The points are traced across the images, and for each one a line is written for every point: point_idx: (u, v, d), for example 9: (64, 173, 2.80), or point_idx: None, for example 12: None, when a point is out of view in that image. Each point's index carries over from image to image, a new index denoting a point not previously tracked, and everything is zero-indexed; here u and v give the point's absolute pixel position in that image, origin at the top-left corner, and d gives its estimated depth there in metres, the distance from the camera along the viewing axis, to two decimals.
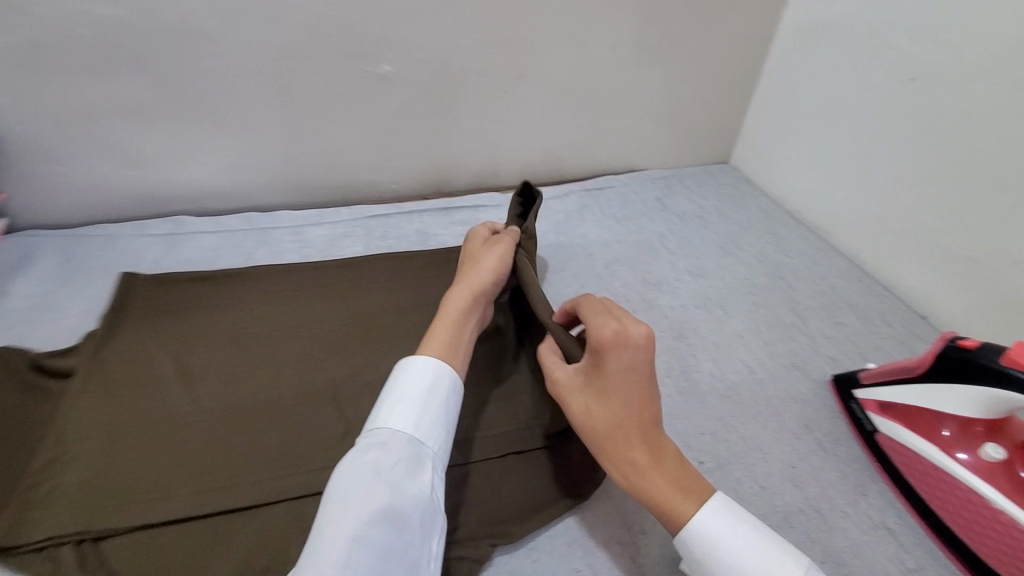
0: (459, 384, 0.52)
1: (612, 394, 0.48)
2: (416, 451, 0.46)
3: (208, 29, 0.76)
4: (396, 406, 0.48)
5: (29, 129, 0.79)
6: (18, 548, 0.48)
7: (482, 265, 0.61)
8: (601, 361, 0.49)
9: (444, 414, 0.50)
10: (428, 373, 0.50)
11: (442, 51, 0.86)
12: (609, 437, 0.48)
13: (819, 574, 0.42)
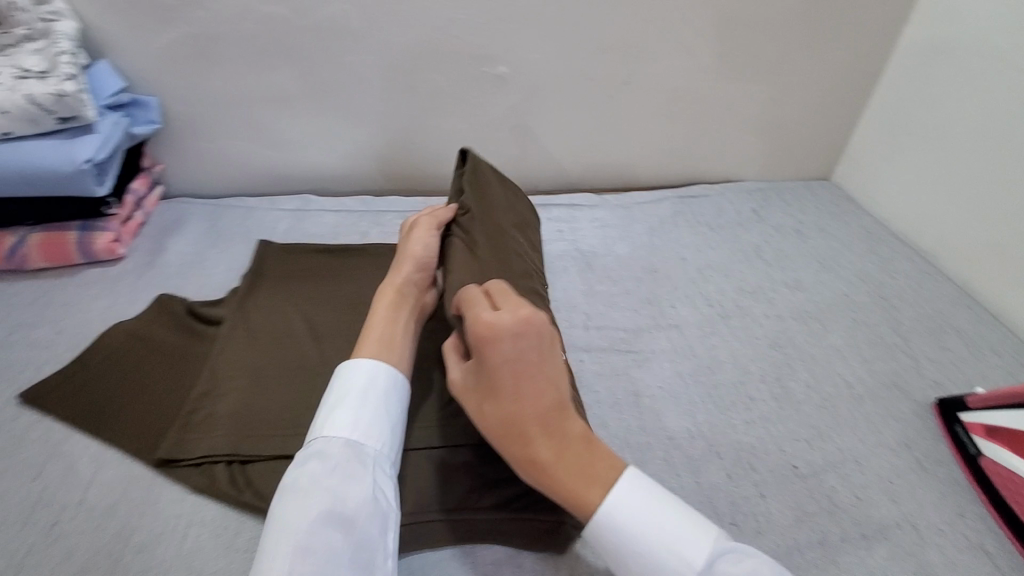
0: (395, 382, 0.55)
1: (499, 389, 0.46)
2: (358, 453, 0.48)
3: (351, 29, 0.84)
4: (333, 414, 0.50)
5: (193, 110, 0.91)
6: (182, 462, 0.55)
7: (396, 266, 0.64)
8: (484, 355, 0.47)
9: (382, 413, 0.52)
10: (361, 379, 0.53)
11: (555, 55, 0.91)
12: (506, 436, 0.47)
13: (721, 543, 0.44)
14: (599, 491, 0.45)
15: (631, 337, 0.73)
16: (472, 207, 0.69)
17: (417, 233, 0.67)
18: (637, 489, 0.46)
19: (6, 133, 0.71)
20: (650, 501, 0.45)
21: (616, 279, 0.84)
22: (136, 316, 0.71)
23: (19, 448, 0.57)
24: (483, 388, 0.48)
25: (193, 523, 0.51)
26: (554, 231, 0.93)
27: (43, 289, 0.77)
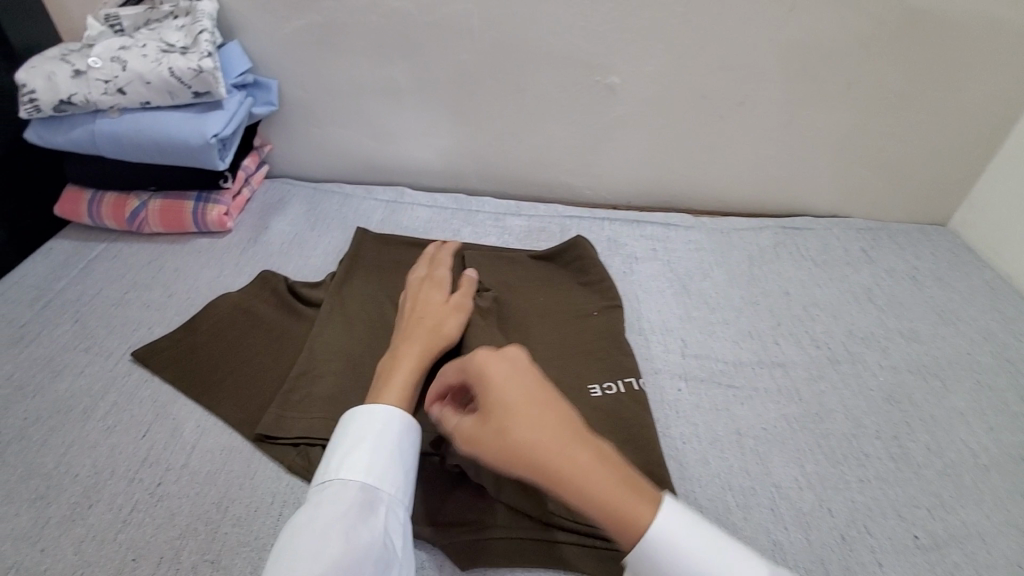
0: (414, 425, 0.51)
1: (512, 403, 0.40)
2: (371, 497, 0.45)
3: (471, 29, 0.84)
4: (347, 453, 0.47)
5: (307, 96, 0.93)
6: (279, 439, 0.55)
7: (431, 320, 0.60)
8: (485, 378, 0.43)
9: (400, 454, 0.48)
10: (380, 418, 0.49)
11: (670, 70, 0.86)
12: (531, 460, 0.38)
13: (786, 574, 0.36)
14: (650, 502, 0.37)
15: (731, 370, 0.69)
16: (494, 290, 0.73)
17: (459, 300, 0.65)
18: (678, 521, 0.37)
19: (146, 103, 0.74)
20: (693, 535, 0.37)
21: (714, 306, 0.80)
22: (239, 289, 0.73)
23: (129, 404, 0.58)
24: (495, 410, 0.41)
25: (287, 503, 0.51)
26: (648, 249, 0.90)
27: (156, 253, 0.80)
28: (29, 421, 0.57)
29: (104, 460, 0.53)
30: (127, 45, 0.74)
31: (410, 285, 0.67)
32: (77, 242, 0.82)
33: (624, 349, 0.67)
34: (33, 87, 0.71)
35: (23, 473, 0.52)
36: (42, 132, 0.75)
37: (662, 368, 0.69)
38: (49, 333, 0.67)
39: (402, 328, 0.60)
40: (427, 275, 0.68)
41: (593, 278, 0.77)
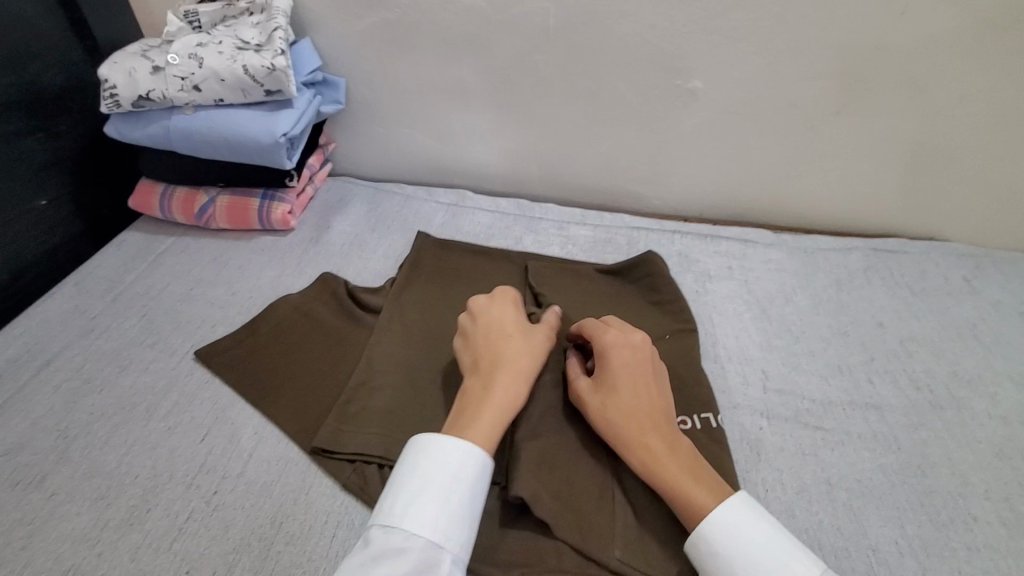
0: (487, 471, 0.47)
1: (621, 385, 0.52)
2: (432, 557, 0.42)
3: (546, 28, 0.80)
4: (412, 501, 0.44)
5: (374, 95, 0.92)
6: (335, 454, 0.53)
7: (520, 342, 0.54)
8: (608, 360, 0.54)
9: (466, 507, 0.44)
10: (450, 464, 0.45)
11: (759, 75, 0.80)
12: (624, 429, 0.50)
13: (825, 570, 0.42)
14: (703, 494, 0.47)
15: (820, 410, 0.64)
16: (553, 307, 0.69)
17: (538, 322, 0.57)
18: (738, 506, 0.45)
19: (219, 100, 0.74)
20: (754, 524, 0.44)
21: (798, 335, 0.73)
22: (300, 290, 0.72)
23: (190, 405, 0.58)
24: (606, 385, 0.52)
25: (340, 524, 0.49)
26: (722, 267, 0.83)
27: (222, 249, 0.81)
28: (94, 415, 0.57)
29: (163, 463, 0.53)
30: (204, 42, 0.74)
31: (478, 299, 0.58)
32: (148, 234, 0.83)
33: (698, 379, 0.62)
34: (114, 83, 0.72)
35: (86, 469, 0.52)
36: (121, 127, 0.76)
37: (741, 403, 0.64)
38: (117, 326, 0.67)
39: (487, 352, 0.53)
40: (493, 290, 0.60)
41: (664, 298, 0.72)
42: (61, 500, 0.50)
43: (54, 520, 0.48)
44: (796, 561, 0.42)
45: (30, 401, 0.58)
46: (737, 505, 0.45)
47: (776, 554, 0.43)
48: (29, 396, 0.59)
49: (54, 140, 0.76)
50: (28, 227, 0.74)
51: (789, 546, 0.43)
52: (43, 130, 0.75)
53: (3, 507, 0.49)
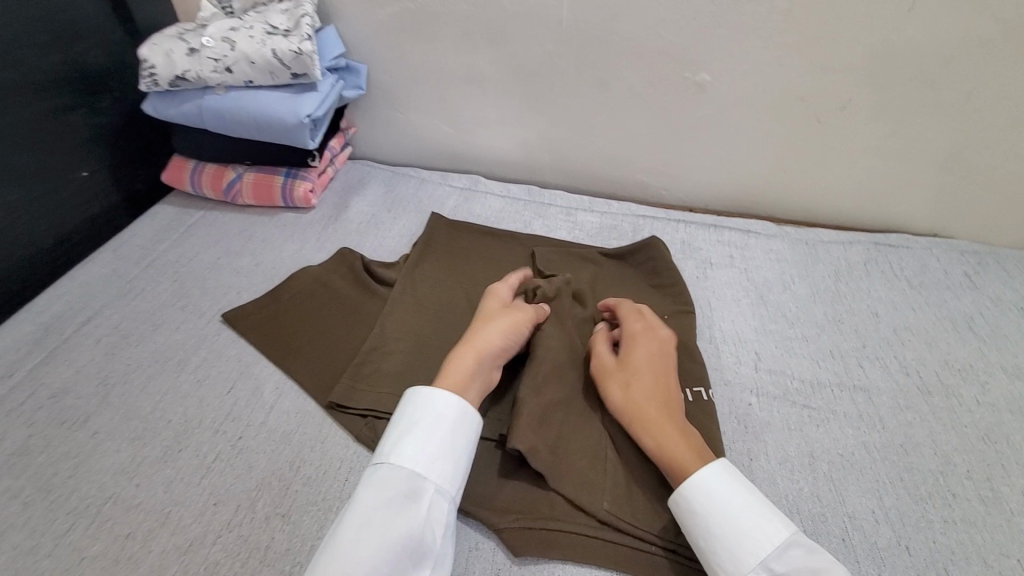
0: (468, 416, 0.51)
1: (645, 371, 0.56)
2: (416, 485, 0.46)
3: (561, 20, 0.84)
4: (399, 438, 0.48)
5: (394, 82, 0.96)
6: (349, 409, 0.58)
7: (483, 327, 0.58)
8: (639, 348, 0.58)
9: (449, 445, 0.49)
10: (432, 408, 0.50)
11: (765, 70, 0.83)
12: (646, 405, 0.54)
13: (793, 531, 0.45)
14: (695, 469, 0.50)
15: (809, 390, 0.67)
16: None
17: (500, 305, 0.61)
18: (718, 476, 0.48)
19: (249, 82, 0.79)
20: (729, 488, 0.47)
21: (793, 321, 0.76)
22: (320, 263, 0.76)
23: (217, 361, 0.63)
24: (631, 369, 0.57)
25: (353, 470, 0.53)
26: (724, 255, 0.87)
27: (247, 224, 0.86)
28: (131, 367, 0.62)
29: (192, 411, 0.57)
30: (236, 26, 0.78)
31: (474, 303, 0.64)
32: (179, 207, 0.88)
33: (692, 357, 0.66)
34: (153, 63, 0.77)
35: (124, 413, 0.57)
36: (157, 105, 0.81)
37: (732, 380, 0.67)
38: (151, 289, 0.72)
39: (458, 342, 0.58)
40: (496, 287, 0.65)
41: (665, 281, 0.76)
42: (102, 439, 0.55)
43: (95, 455, 0.53)
44: (765, 520, 0.45)
45: (73, 352, 0.63)
46: (717, 471, 0.48)
47: (748, 515, 0.46)
48: (72, 348, 0.64)
49: (96, 116, 0.81)
50: (70, 196, 0.79)
51: (761, 507, 0.46)
52: (86, 106, 0.80)
53: (51, 442, 0.54)
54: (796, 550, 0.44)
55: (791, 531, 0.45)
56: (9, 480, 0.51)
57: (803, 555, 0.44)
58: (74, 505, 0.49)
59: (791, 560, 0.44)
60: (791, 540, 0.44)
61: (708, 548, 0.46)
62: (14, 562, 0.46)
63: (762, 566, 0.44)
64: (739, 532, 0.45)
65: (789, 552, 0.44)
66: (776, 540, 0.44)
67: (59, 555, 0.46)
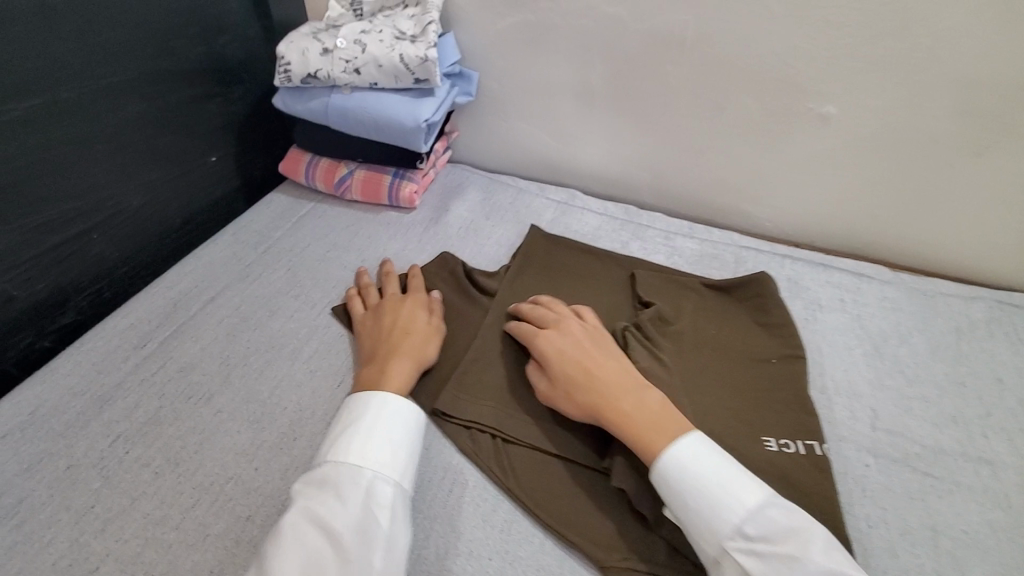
0: (403, 407, 0.53)
1: (569, 375, 0.56)
2: (354, 474, 0.47)
3: (684, 41, 0.81)
4: (334, 439, 0.50)
5: (503, 90, 0.97)
6: (452, 419, 0.59)
7: (418, 338, 0.62)
8: (551, 353, 0.59)
9: (384, 435, 0.50)
10: (366, 406, 0.52)
11: (900, 108, 0.77)
12: (593, 409, 0.54)
13: (769, 495, 0.47)
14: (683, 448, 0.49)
15: (929, 457, 0.63)
16: (657, 314, 0.71)
17: (418, 312, 0.65)
18: (689, 451, 0.49)
19: (373, 84, 0.81)
20: (700, 456, 0.49)
21: (910, 378, 0.72)
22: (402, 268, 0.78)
23: (328, 353, 0.65)
24: (559, 379, 0.57)
25: (456, 483, 0.55)
26: (834, 297, 0.82)
27: (354, 219, 0.88)
28: (250, 350, 0.65)
29: (306, 401, 0.59)
30: (367, 30, 0.81)
31: (389, 301, 0.67)
32: (292, 197, 0.92)
33: (800, 407, 0.63)
34: (289, 60, 0.81)
35: (244, 395, 0.60)
36: (287, 100, 0.85)
37: (847, 437, 0.65)
38: (267, 275, 0.76)
39: (387, 343, 0.61)
40: (392, 296, 0.68)
41: (774, 320, 0.72)
42: (224, 418, 0.57)
43: (218, 434, 0.56)
44: (739, 484, 0.47)
45: (197, 329, 0.67)
46: (687, 443, 0.50)
47: (723, 481, 0.47)
48: (198, 325, 0.68)
49: (227, 106, 0.86)
50: (200, 178, 0.84)
51: (734, 475, 0.48)
52: (221, 95, 0.85)
53: (179, 415, 0.58)
54: (771, 512, 0.46)
55: (764, 494, 0.46)
56: (141, 448, 0.55)
57: (777, 516, 0.45)
58: (200, 480, 0.52)
59: (767, 522, 0.45)
60: (765, 503, 0.46)
61: (688, 517, 0.47)
62: (145, 530, 0.49)
63: (740, 532, 0.45)
64: (716, 501, 0.46)
65: (766, 516, 0.45)
66: (750, 505, 0.46)
67: (186, 529, 0.49)
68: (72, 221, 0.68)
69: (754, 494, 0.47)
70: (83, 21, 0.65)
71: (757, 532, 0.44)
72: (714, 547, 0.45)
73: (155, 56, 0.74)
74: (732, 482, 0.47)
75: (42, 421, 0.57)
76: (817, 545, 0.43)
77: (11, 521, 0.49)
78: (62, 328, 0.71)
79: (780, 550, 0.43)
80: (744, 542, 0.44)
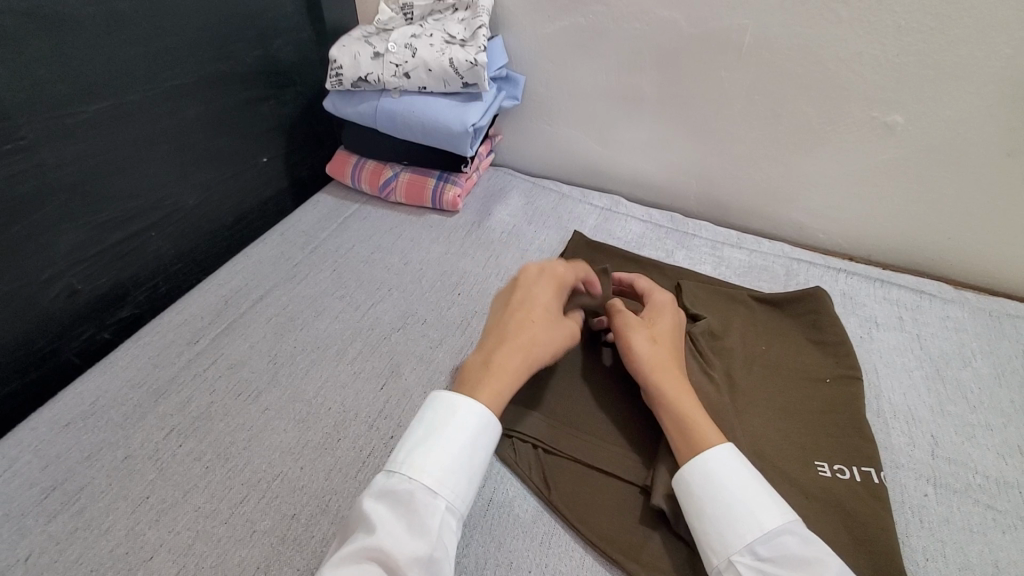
0: (490, 426, 0.47)
1: (666, 338, 0.59)
2: (427, 499, 0.42)
3: (740, 46, 0.79)
4: (413, 450, 0.44)
5: (548, 93, 0.96)
6: None
7: (540, 325, 0.54)
8: (659, 319, 0.61)
9: (463, 461, 0.44)
10: (461, 418, 0.46)
11: (974, 118, 0.73)
12: (667, 364, 0.55)
13: (796, 524, 0.43)
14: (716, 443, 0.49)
15: (993, 489, 0.59)
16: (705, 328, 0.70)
17: (546, 291, 0.58)
18: (724, 457, 0.47)
19: (422, 88, 0.82)
20: (727, 467, 0.47)
21: (974, 404, 0.68)
22: (443, 270, 0.79)
23: (371, 355, 0.65)
24: (658, 334, 0.59)
25: (496, 491, 0.55)
26: (892, 315, 0.79)
27: (398, 221, 0.89)
28: (297, 349, 0.66)
29: (349, 402, 0.60)
30: (417, 34, 0.82)
31: (527, 276, 0.59)
32: (338, 197, 0.94)
33: (854, 434, 0.60)
34: (341, 64, 0.82)
35: (290, 394, 0.61)
36: (337, 102, 0.87)
37: (905, 464, 0.61)
38: (314, 275, 0.77)
39: (501, 326, 0.54)
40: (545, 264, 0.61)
41: (828, 338, 0.70)
42: (270, 417, 0.59)
43: (265, 431, 0.57)
44: (759, 502, 0.44)
45: (247, 327, 0.69)
46: (718, 455, 0.47)
47: (743, 498, 0.45)
48: (247, 323, 0.69)
49: (280, 108, 0.88)
50: (251, 178, 0.87)
51: (762, 493, 0.45)
52: (274, 98, 0.87)
53: (228, 410, 0.59)
54: (788, 538, 0.43)
55: (786, 519, 0.43)
56: (193, 442, 0.56)
57: (794, 543, 0.42)
58: (247, 477, 0.53)
59: (781, 546, 0.42)
60: (784, 527, 0.43)
61: (700, 524, 0.46)
62: (195, 523, 0.50)
63: (747, 549, 0.43)
64: (731, 513, 0.44)
65: (781, 539, 0.42)
66: (768, 525, 0.43)
67: (234, 524, 0.50)
68: (133, 219, 0.71)
69: (780, 517, 0.43)
70: (149, 26, 0.67)
71: (767, 554, 0.42)
72: (720, 559, 0.44)
73: (214, 59, 0.76)
74: (758, 500, 0.44)
75: (102, 412, 0.59)
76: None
77: (73, 506, 0.51)
78: (121, 321, 0.74)
79: None
80: (750, 560, 0.42)
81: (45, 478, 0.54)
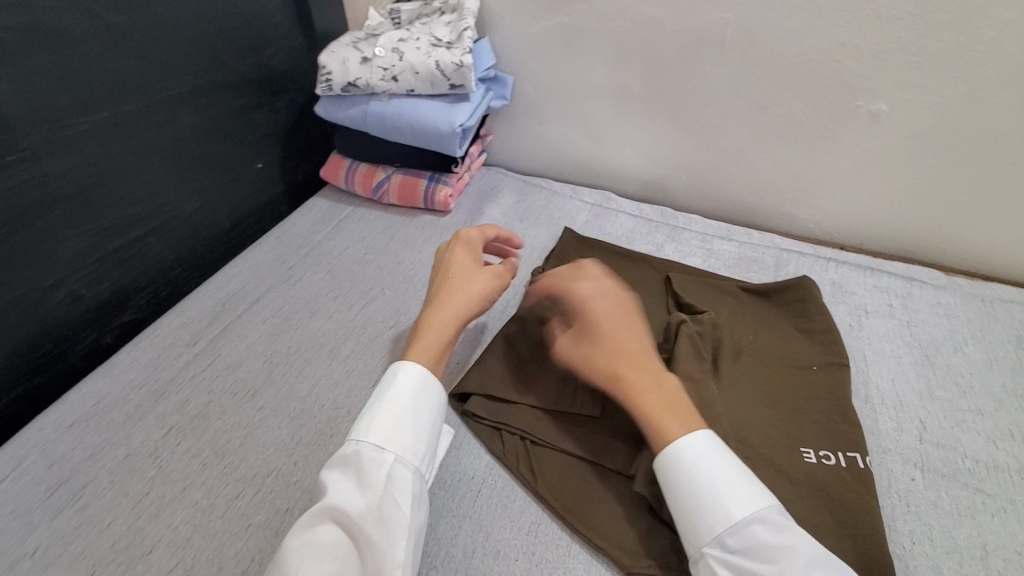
0: (428, 383, 0.51)
1: (600, 335, 0.55)
2: (375, 456, 0.45)
3: (724, 39, 0.80)
4: (361, 417, 0.48)
5: (537, 93, 0.97)
6: (483, 421, 0.60)
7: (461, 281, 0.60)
8: (589, 315, 0.57)
9: (407, 418, 0.48)
10: (397, 379, 0.51)
11: (959, 103, 0.73)
12: (611, 373, 0.53)
13: (765, 514, 0.43)
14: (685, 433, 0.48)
15: (983, 473, 0.59)
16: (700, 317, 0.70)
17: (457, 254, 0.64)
18: (693, 448, 0.47)
19: (410, 90, 0.83)
20: (696, 459, 0.46)
21: (965, 389, 0.68)
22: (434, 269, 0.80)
23: (364, 353, 0.67)
24: (590, 339, 0.56)
25: (485, 483, 0.56)
26: (882, 303, 0.79)
27: (391, 222, 0.91)
28: (291, 349, 0.68)
29: (343, 399, 0.62)
30: (404, 38, 0.83)
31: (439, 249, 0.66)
32: (333, 201, 0.96)
33: (840, 421, 0.61)
34: (330, 69, 0.84)
35: (285, 393, 0.62)
36: (328, 107, 0.88)
37: (893, 449, 0.62)
38: (309, 277, 0.79)
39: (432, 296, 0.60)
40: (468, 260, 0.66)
41: (816, 327, 0.70)
42: (266, 414, 0.60)
43: (260, 428, 0.59)
44: (727, 494, 0.45)
45: (243, 328, 0.71)
46: (688, 446, 0.47)
47: (712, 490, 0.45)
48: (244, 325, 0.71)
49: (273, 114, 0.90)
50: (247, 184, 0.89)
51: (731, 483, 0.45)
52: (267, 105, 0.89)
53: (225, 409, 0.61)
54: (758, 528, 0.43)
55: (755, 509, 0.43)
56: (191, 440, 0.58)
57: (763, 533, 0.42)
58: (243, 473, 0.55)
59: (749, 537, 0.43)
60: (752, 517, 0.43)
61: (675, 516, 0.47)
62: (193, 518, 0.52)
63: (716, 541, 0.44)
64: (700, 506, 0.45)
65: (749, 530, 0.43)
66: (735, 517, 0.43)
67: (230, 518, 0.51)
68: (133, 225, 0.73)
69: (749, 508, 0.44)
70: (143, 37, 0.69)
71: (736, 546, 0.43)
72: (694, 550, 0.45)
73: (208, 68, 0.78)
74: (726, 491, 0.45)
75: (105, 412, 0.61)
76: (801, 568, 0.40)
77: (76, 503, 0.53)
78: (124, 324, 0.76)
79: (751, 568, 0.41)
80: (720, 552, 0.43)
81: (51, 477, 0.56)
